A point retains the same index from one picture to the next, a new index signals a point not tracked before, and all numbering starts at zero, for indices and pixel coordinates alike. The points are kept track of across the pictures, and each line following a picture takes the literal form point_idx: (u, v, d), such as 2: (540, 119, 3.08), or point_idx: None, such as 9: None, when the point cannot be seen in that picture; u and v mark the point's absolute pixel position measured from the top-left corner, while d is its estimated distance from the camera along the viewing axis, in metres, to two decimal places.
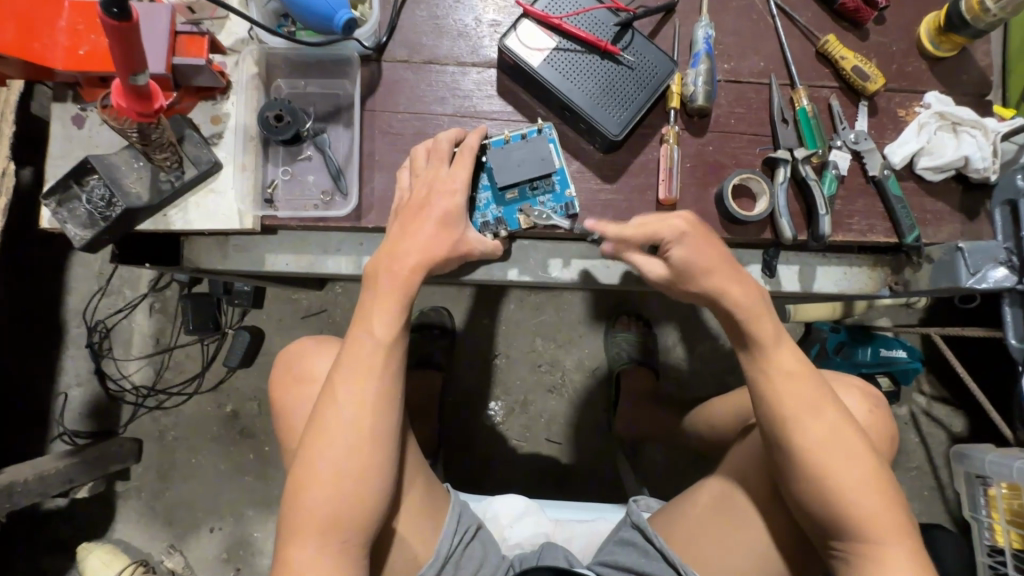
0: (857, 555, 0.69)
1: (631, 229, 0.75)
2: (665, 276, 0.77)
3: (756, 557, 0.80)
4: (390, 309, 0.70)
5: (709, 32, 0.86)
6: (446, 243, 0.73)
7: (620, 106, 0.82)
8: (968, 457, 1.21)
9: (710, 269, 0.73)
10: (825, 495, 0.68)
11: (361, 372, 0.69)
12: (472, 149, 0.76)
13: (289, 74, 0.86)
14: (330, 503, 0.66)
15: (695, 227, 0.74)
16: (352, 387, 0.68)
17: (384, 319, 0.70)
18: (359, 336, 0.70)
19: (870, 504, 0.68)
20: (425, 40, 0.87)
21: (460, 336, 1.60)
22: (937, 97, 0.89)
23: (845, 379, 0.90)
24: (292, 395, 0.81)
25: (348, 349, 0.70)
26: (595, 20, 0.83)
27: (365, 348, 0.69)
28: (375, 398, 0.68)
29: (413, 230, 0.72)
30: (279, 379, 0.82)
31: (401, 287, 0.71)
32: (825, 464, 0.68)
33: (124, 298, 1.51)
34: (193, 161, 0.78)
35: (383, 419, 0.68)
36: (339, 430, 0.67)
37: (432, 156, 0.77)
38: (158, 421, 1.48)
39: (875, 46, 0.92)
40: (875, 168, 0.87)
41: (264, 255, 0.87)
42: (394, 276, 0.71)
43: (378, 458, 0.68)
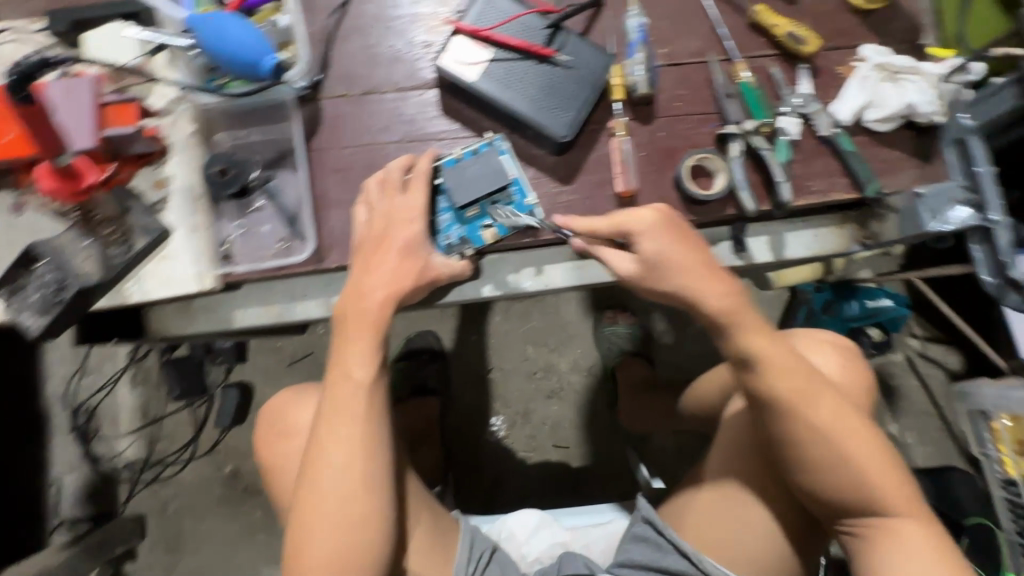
0: (870, 527, 0.69)
1: (599, 220, 0.73)
2: (638, 272, 0.73)
3: (769, 536, 0.79)
4: (365, 351, 0.68)
5: (640, 20, 0.87)
6: (410, 274, 0.71)
7: (564, 107, 0.82)
8: (967, 396, 1.19)
9: (682, 270, 0.70)
10: (834, 467, 0.68)
11: (345, 418, 0.66)
12: (425, 173, 0.74)
13: (229, 126, 0.83)
14: (329, 553, 0.64)
15: (664, 218, 0.72)
16: (336, 436, 0.66)
17: (361, 358, 0.67)
18: (338, 382, 0.67)
19: (873, 468, 0.68)
20: (360, 72, 0.86)
21: (451, 357, 1.58)
22: (873, 49, 0.89)
23: (819, 335, 0.90)
24: (278, 449, 0.79)
25: (329, 397, 0.67)
26: (524, 26, 0.82)
27: (347, 392, 0.67)
28: (364, 444, 0.66)
29: (376, 264, 0.70)
30: (262, 434, 0.80)
31: (374, 324, 0.68)
32: (831, 438, 0.67)
33: (104, 374, 1.47)
34: (143, 230, 0.76)
35: (378, 463, 0.66)
36: (331, 484, 0.65)
37: (384, 187, 0.75)
38: (158, 493, 1.45)
39: (805, 9, 0.93)
40: (824, 128, 0.88)
41: (232, 312, 0.85)
42: (364, 315, 0.69)
43: (377, 506, 0.66)
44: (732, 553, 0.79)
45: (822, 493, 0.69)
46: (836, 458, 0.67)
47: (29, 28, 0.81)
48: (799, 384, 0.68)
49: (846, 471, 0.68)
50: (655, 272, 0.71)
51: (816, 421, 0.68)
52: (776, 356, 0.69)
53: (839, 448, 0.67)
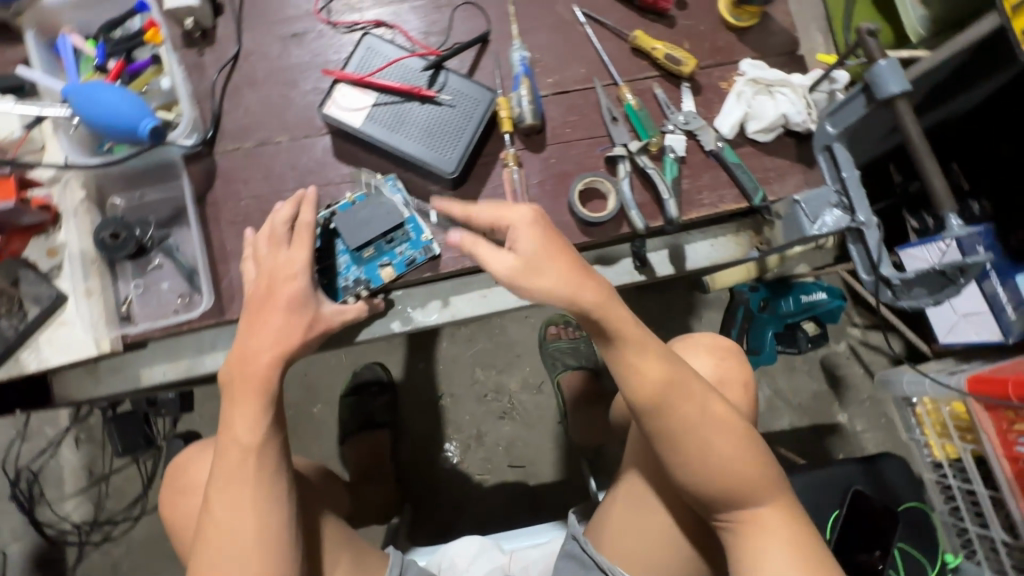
0: (742, 522, 0.71)
1: (478, 210, 0.71)
2: (514, 270, 0.67)
3: (674, 543, 0.81)
4: (251, 412, 0.68)
5: (522, 54, 0.90)
6: (297, 331, 0.72)
7: (450, 144, 0.84)
8: (891, 383, 1.23)
9: (553, 261, 0.66)
10: (706, 470, 0.69)
11: (234, 479, 0.67)
12: (308, 227, 0.75)
13: (123, 188, 0.85)
14: None
15: (540, 217, 0.69)
16: (226, 498, 0.66)
17: (247, 420, 0.67)
18: (226, 445, 0.68)
19: (743, 466, 0.70)
20: (254, 123, 0.88)
21: (401, 387, 1.58)
22: (750, 65, 0.94)
23: (696, 341, 0.94)
24: (180, 506, 0.79)
25: (218, 462, 0.67)
26: (406, 69, 0.85)
27: (236, 454, 0.67)
28: (255, 505, 0.66)
29: (261, 324, 0.71)
30: (166, 494, 0.80)
31: (260, 383, 0.69)
32: (703, 441, 0.69)
33: (46, 437, 1.45)
34: (34, 299, 0.77)
35: (273, 518, 0.67)
36: (224, 544, 0.65)
37: (271, 242, 0.76)
38: (109, 553, 1.42)
39: (683, 30, 0.97)
40: (710, 142, 0.91)
41: (139, 371, 0.85)
42: (248, 376, 0.69)
43: (275, 564, 0.66)
44: (639, 563, 0.81)
45: (707, 498, 0.71)
46: (707, 460, 0.69)
47: None
48: (676, 397, 0.69)
49: (726, 475, 0.69)
50: (529, 268, 0.66)
51: (693, 432, 0.69)
52: (645, 357, 0.68)
53: (717, 456, 0.69)
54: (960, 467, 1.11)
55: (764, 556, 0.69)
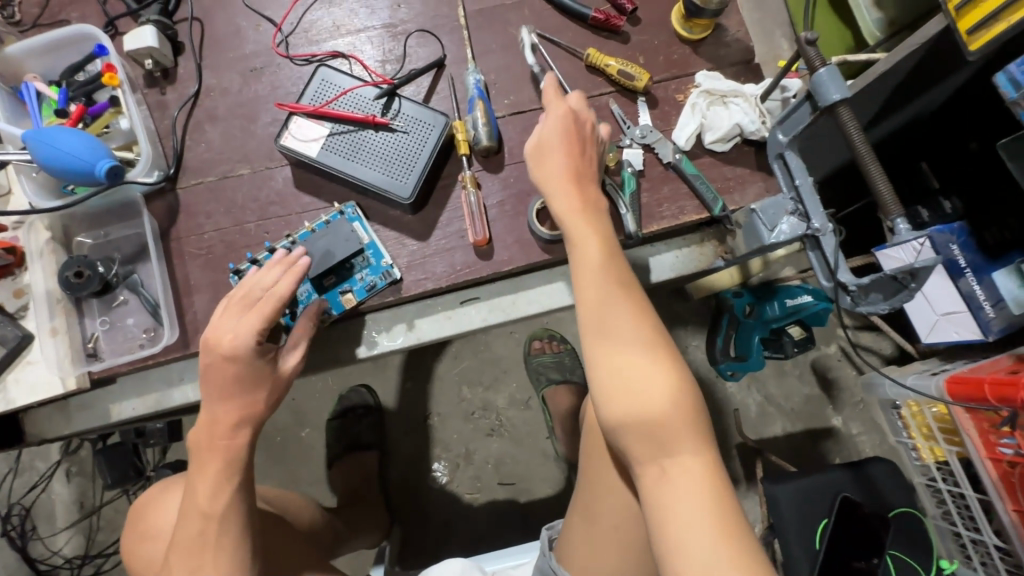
0: (656, 474, 0.61)
1: (549, 88, 0.78)
2: (537, 149, 0.75)
3: (619, 526, 0.76)
4: (210, 480, 0.71)
5: (477, 77, 0.91)
6: (252, 402, 0.73)
7: (406, 170, 0.85)
8: (876, 387, 1.21)
9: (555, 156, 0.74)
10: (620, 396, 0.63)
11: (195, 548, 0.70)
12: (275, 305, 0.72)
13: (89, 227, 0.87)
14: None
15: (573, 115, 0.76)
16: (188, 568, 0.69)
17: (210, 486, 0.71)
18: (188, 512, 0.71)
19: (664, 403, 0.62)
20: (216, 158, 0.90)
21: (388, 407, 1.59)
22: (705, 76, 0.95)
23: None
24: (144, 558, 0.81)
25: (182, 528, 0.71)
26: (360, 98, 0.86)
27: (199, 521, 0.70)
28: (216, 571, 0.69)
29: (225, 394, 0.72)
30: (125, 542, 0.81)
31: (221, 452, 0.71)
32: (622, 362, 0.64)
33: (38, 472, 1.47)
34: (1, 340, 0.79)
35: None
36: None
37: (235, 303, 0.74)
38: None
39: (637, 46, 0.98)
40: (668, 155, 0.91)
41: (109, 406, 0.86)
42: (209, 445, 0.72)
43: None
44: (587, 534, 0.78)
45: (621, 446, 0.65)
46: (623, 386, 0.63)
47: None
48: (607, 321, 0.66)
49: (644, 412, 0.62)
50: (543, 151, 0.75)
51: (619, 357, 0.64)
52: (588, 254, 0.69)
53: (638, 392, 0.63)
54: (948, 471, 1.09)
55: (672, 508, 0.59)
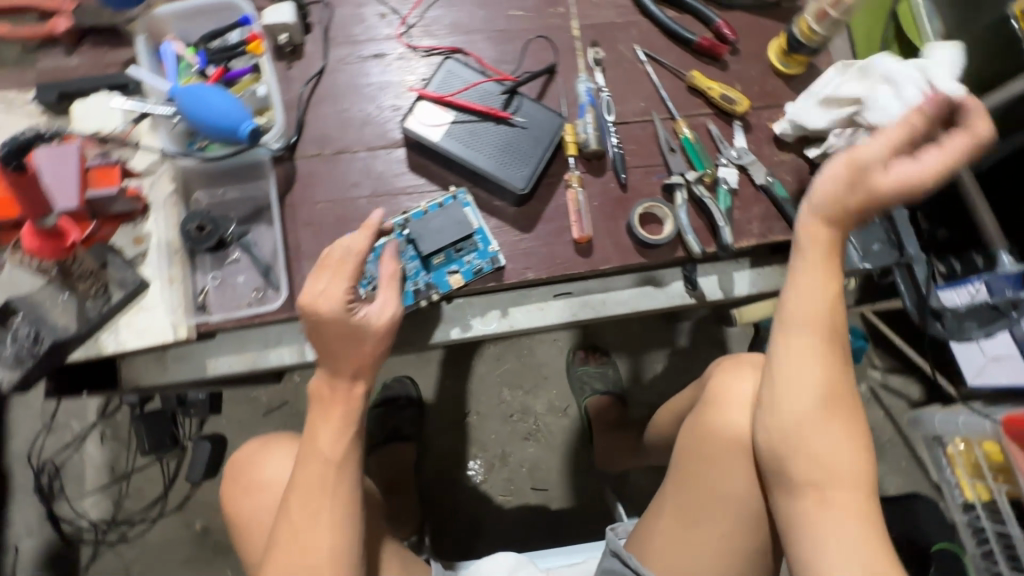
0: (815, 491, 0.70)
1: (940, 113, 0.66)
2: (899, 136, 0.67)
3: (727, 535, 0.82)
4: (336, 427, 0.72)
5: (588, 86, 0.97)
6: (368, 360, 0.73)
7: (521, 163, 0.90)
8: (922, 422, 1.26)
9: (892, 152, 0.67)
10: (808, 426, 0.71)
11: (316, 494, 0.70)
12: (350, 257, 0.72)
13: (207, 185, 0.89)
14: None
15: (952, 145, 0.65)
16: (307, 513, 0.70)
17: (332, 435, 0.72)
18: (308, 456, 0.72)
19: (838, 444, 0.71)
20: (334, 133, 0.93)
21: (427, 401, 1.59)
22: (794, 108, 0.97)
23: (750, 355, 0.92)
24: (241, 504, 0.83)
25: (301, 471, 0.71)
26: (484, 92, 0.92)
27: (319, 464, 0.71)
28: (332, 517, 0.70)
29: (342, 348, 0.72)
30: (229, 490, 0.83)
31: (347, 401, 0.72)
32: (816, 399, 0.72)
33: (72, 431, 1.45)
34: (119, 283, 0.80)
35: (346, 529, 0.70)
36: (298, 555, 0.69)
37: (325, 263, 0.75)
38: (123, 555, 1.40)
39: (735, 74, 1.04)
40: (760, 177, 0.97)
41: (205, 360, 0.87)
42: (336, 394, 0.73)
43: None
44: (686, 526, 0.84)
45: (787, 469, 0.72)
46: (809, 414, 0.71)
47: (18, 99, 0.86)
48: (802, 348, 0.72)
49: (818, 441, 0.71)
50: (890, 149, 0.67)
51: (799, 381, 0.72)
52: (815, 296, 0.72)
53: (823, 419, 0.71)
54: (994, 509, 1.11)
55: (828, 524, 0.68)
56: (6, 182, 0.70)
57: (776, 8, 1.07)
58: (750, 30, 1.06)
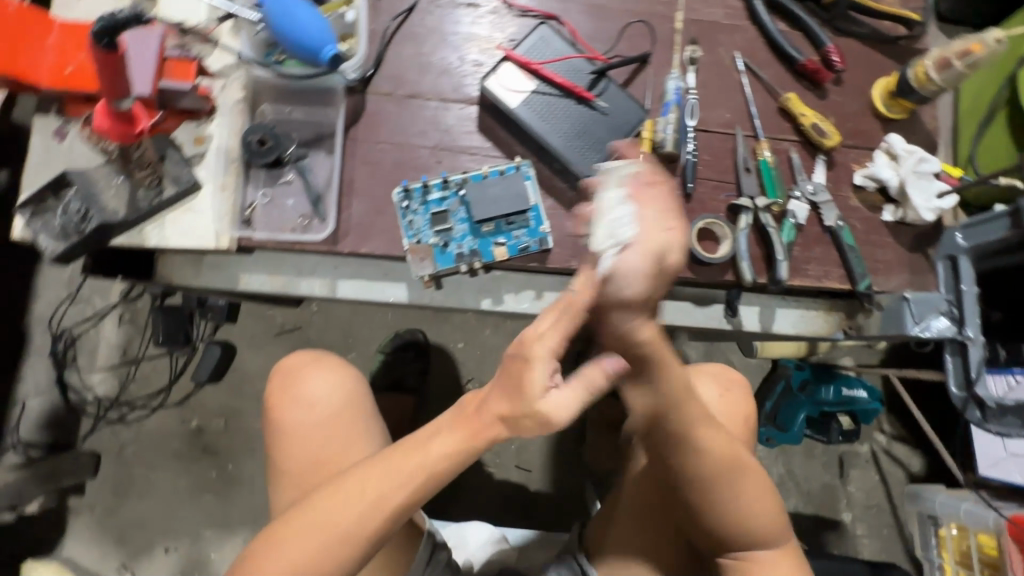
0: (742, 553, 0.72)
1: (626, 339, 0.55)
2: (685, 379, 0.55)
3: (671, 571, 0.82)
4: (452, 439, 0.64)
5: (679, 84, 0.92)
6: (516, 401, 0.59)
7: (593, 149, 0.87)
8: (920, 497, 1.24)
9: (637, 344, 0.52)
10: (725, 493, 0.67)
11: (395, 479, 0.64)
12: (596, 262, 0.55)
13: (274, 100, 0.87)
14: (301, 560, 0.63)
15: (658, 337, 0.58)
16: (365, 487, 0.64)
17: (447, 447, 0.63)
18: (410, 446, 0.65)
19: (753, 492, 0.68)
20: (410, 75, 0.91)
21: (434, 359, 1.59)
22: (876, 171, 0.94)
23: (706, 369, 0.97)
24: (292, 412, 0.90)
25: (396, 455, 0.65)
26: (573, 67, 0.88)
27: (418, 462, 0.64)
28: (378, 503, 0.64)
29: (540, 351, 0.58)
30: (290, 415, 0.89)
31: (484, 433, 0.63)
32: (724, 475, 0.66)
33: (93, 307, 1.49)
34: (173, 179, 0.80)
35: (380, 525, 0.64)
36: (347, 515, 0.63)
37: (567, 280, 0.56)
38: (118, 434, 1.45)
39: (832, 105, 0.98)
40: (830, 219, 0.93)
41: (238, 273, 0.87)
42: (471, 417, 0.64)
43: (352, 556, 0.64)
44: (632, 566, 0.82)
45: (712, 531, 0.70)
46: (725, 483, 0.67)
47: None
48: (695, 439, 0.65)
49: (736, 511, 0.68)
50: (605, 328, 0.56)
51: (703, 473, 0.66)
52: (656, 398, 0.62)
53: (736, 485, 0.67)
54: None
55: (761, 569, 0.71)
56: (97, 63, 0.66)
57: (891, 46, 1.01)
58: (858, 64, 1.00)
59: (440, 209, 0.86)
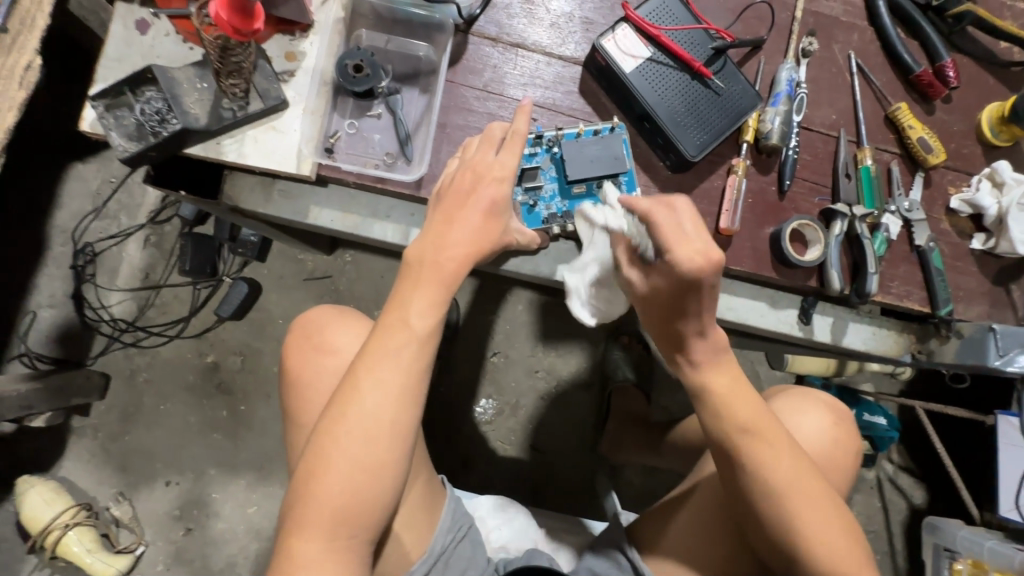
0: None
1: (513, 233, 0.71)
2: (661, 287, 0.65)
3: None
4: (430, 300, 0.64)
5: (792, 75, 0.88)
6: (491, 235, 0.67)
7: (700, 128, 0.82)
8: (939, 529, 1.24)
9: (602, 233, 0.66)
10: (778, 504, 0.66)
11: (386, 362, 0.62)
12: (523, 136, 0.68)
13: (373, 27, 0.83)
14: (345, 477, 0.61)
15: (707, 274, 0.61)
16: (371, 381, 0.62)
17: (424, 308, 0.64)
18: (392, 324, 0.63)
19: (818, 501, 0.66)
20: (516, 23, 0.85)
21: (461, 327, 1.55)
22: (974, 199, 0.90)
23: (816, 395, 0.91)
24: (312, 363, 0.81)
25: (382, 334, 0.63)
26: (691, 40, 0.83)
27: (402, 339, 0.63)
28: (399, 394, 0.62)
29: (458, 220, 0.66)
30: (298, 350, 0.82)
31: (449, 280, 0.64)
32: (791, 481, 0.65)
33: (119, 224, 1.42)
34: (261, 94, 0.74)
35: (408, 418, 0.63)
36: (360, 417, 0.61)
37: (482, 142, 0.70)
38: (132, 359, 1.41)
39: (938, 122, 0.95)
40: (921, 238, 0.90)
41: (310, 206, 0.82)
42: (440, 268, 0.64)
43: (394, 459, 0.62)
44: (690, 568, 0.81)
45: (762, 552, 0.70)
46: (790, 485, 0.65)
47: None
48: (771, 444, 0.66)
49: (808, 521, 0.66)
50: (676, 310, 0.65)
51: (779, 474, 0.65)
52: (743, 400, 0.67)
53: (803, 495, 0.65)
54: None
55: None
56: None
57: (1006, 69, 0.97)
58: (970, 84, 0.96)
59: (530, 166, 0.82)
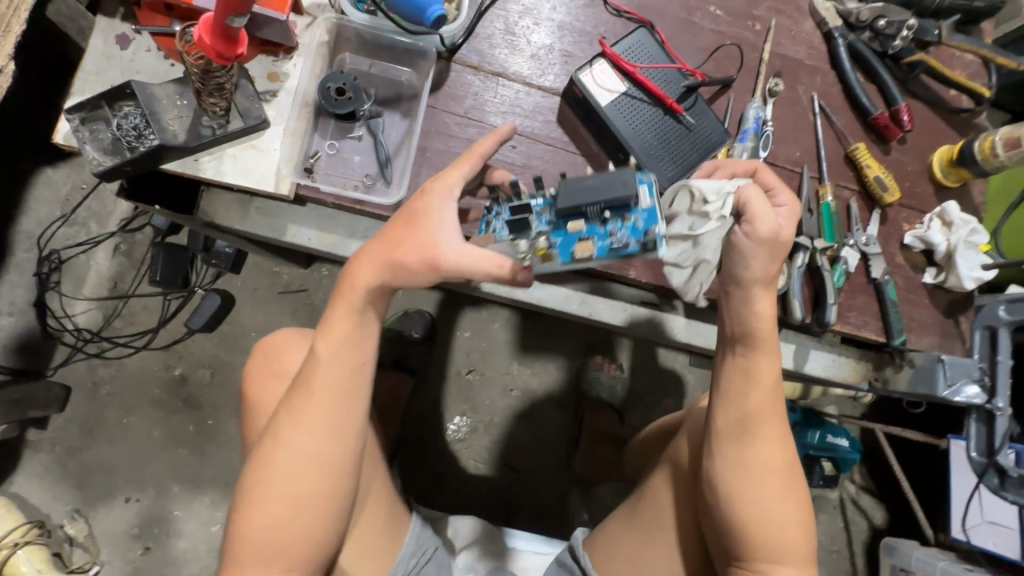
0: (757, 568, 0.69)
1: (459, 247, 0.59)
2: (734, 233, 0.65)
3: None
4: (353, 330, 0.64)
5: (759, 113, 0.92)
6: (418, 245, 0.60)
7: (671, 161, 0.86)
8: (896, 550, 1.29)
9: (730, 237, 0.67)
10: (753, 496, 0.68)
11: (314, 392, 0.63)
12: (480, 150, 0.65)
13: (357, 51, 0.84)
14: (282, 506, 0.63)
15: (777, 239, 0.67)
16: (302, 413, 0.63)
17: (345, 337, 0.64)
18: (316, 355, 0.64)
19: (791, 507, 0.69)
20: (497, 53, 0.87)
21: (437, 344, 1.56)
22: (929, 235, 0.95)
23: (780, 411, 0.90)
24: (271, 388, 0.80)
25: (309, 364, 0.64)
26: (665, 77, 0.87)
27: (326, 370, 0.63)
28: (330, 424, 0.64)
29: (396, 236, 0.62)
30: (256, 369, 0.82)
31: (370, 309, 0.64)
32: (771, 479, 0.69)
33: (88, 232, 1.39)
34: (242, 113, 0.74)
35: (341, 445, 0.64)
36: (292, 449, 0.63)
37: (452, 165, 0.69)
38: (95, 370, 1.37)
39: (893, 161, 1.01)
40: (878, 271, 0.94)
41: (287, 224, 0.82)
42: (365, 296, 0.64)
43: (331, 485, 0.64)
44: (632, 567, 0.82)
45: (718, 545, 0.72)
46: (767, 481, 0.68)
47: None
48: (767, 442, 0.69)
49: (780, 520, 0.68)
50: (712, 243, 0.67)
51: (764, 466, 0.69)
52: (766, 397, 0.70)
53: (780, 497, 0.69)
54: None
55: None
56: None
57: (955, 115, 1.04)
58: (923, 127, 1.02)
59: None
